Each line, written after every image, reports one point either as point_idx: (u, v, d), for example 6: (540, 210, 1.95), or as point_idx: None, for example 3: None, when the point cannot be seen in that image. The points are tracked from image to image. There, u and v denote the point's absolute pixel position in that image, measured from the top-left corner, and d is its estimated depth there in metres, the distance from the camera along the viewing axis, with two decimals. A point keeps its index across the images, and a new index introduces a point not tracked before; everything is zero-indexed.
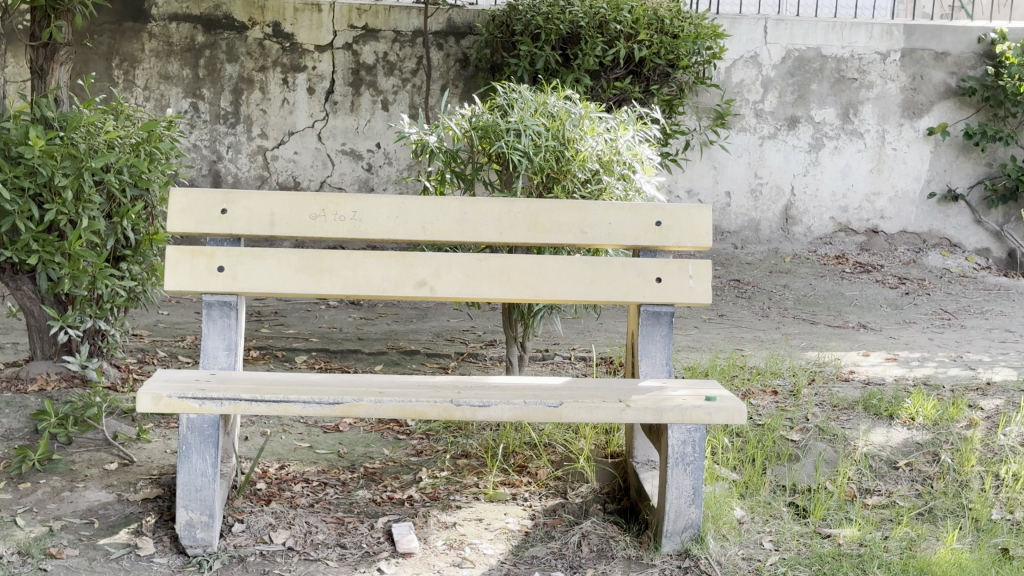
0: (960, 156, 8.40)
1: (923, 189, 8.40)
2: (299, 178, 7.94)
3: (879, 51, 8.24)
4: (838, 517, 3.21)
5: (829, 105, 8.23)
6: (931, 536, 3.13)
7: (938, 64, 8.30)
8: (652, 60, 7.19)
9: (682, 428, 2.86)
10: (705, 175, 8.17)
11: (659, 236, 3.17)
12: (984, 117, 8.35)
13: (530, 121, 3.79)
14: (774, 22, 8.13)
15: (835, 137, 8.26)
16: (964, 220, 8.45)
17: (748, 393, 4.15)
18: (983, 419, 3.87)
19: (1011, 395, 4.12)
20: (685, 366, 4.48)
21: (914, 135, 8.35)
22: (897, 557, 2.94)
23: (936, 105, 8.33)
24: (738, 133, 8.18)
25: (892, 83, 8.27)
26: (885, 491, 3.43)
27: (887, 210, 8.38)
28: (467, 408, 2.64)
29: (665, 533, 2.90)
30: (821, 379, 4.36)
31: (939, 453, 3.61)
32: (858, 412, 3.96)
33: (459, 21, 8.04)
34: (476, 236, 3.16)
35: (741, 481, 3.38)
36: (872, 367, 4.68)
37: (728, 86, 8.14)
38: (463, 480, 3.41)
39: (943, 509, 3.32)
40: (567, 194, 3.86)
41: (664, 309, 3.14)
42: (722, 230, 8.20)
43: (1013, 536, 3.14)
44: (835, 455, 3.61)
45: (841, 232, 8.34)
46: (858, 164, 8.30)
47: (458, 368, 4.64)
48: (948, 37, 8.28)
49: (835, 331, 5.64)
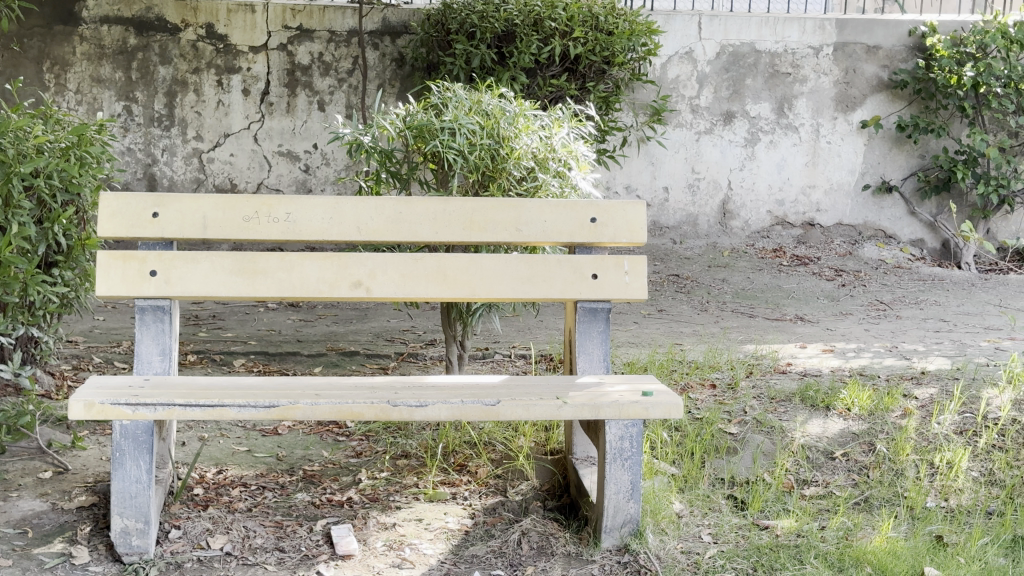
0: (893, 148, 8.47)
1: (858, 181, 8.46)
2: (236, 180, 7.89)
3: (812, 45, 8.28)
4: (776, 509, 3.26)
5: (764, 100, 8.26)
6: (867, 526, 3.19)
7: (870, 58, 8.36)
8: (587, 57, 7.15)
9: (619, 424, 2.90)
10: (642, 170, 8.18)
11: (594, 233, 3.23)
12: (916, 109, 8.41)
13: (465, 119, 3.77)
14: (708, 18, 8.15)
15: (771, 131, 8.29)
16: (898, 212, 8.53)
17: (687, 387, 4.15)
18: (917, 408, 3.90)
19: (946, 383, 4.15)
20: (624, 360, 4.48)
21: (849, 128, 8.40)
22: (833, 547, 3.01)
23: (869, 98, 8.39)
24: (674, 129, 8.19)
25: (825, 77, 8.31)
26: (821, 481, 3.48)
27: (823, 203, 8.43)
28: (404, 408, 2.65)
29: (604, 529, 2.93)
30: (759, 371, 4.37)
31: (875, 443, 3.65)
32: (795, 403, 3.98)
33: (395, 20, 7.98)
34: (412, 237, 3.18)
35: (681, 475, 3.42)
36: (809, 359, 4.68)
37: (663, 82, 8.15)
38: (403, 481, 3.40)
39: (879, 498, 3.37)
40: (503, 192, 3.85)
41: (601, 305, 3.20)
42: (660, 225, 8.24)
43: (947, 523, 3.19)
44: (772, 447, 3.65)
45: (778, 225, 8.38)
46: (794, 158, 8.34)
47: (398, 368, 4.61)
48: (879, 31, 8.34)
49: (772, 324, 5.67)
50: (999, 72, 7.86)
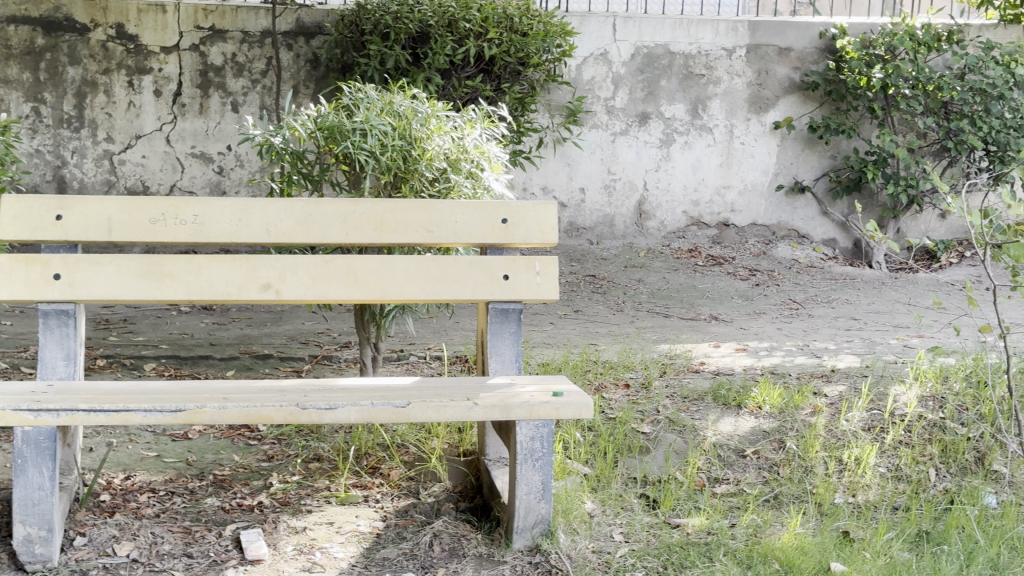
0: (806, 149, 8.56)
1: (771, 181, 8.55)
2: (148, 182, 7.79)
3: (725, 47, 8.34)
4: (687, 507, 3.29)
5: (679, 101, 8.30)
6: (776, 522, 3.23)
7: (782, 60, 8.45)
8: (502, 59, 7.14)
9: (530, 424, 2.91)
10: (559, 171, 8.18)
11: (507, 234, 3.22)
12: (826, 111, 8.50)
13: (377, 120, 3.75)
14: (622, 20, 8.17)
15: (685, 132, 8.35)
16: (811, 212, 8.63)
17: (601, 387, 4.16)
18: (826, 405, 3.95)
19: (855, 381, 4.21)
20: (539, 361, 4.49)
21: (762, 129, 8.47)
22: (743, 543, 3.04)
23: (782, 99, 8.47)
24: (590, 130, 8.19)
25: (739, 78, 8.37)
26: (733, 479, 3.51)
27: (737, 203, 8.51)
28: (314, 411, 2.63)
29: (516, 530, 2.94)
30: (672, 371, 4.39)
31: (785, 440, 3.69)
32: (708, 402, 4.01)
33: (308, 21, 7.95)
34: (322, 238, 3.15)
35: (593, 474, 3.43)
36: (723, 358, 4.72)
37: (579, 84, 8.15)
38: (314, 484, 3.38)
39: (789, 494, 3.42)
40: (415, 194, 3.85)
41: (512, 306, 3.20)
42: (577, 226, 8.25)
43: (854, 519, 3.25)
44: (684, 446, 3.67)
45: (693, 225, 8.45)
46: (708, 159, 8.40)
47: (312, 371, 4.58)
48: (790, 33, 8.43)
49: (687, 323, 5.71)
50: (906, 73, 7.95)
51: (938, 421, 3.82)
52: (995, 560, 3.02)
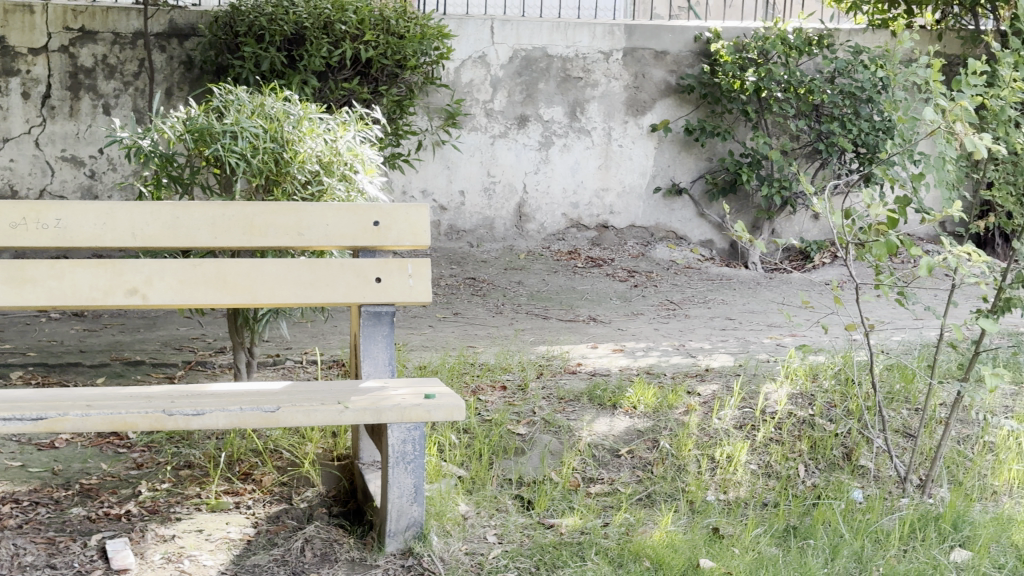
0: (682, 152, 8.65)
1: (649, 184, 8.63)
2: (16, 186, 7.60)
3: (602, 50, 8.37)
4: (561, 507, 3.31)
5: (557, 104, 8.32)
6: (648, 520, 3.27)
7: (658, 63, 8.50)
8: (379, 61, 7.07)
9: (402, 428, 2.89)
10: (438, 174, 8.13)
11: (378, 236, 3.21)
12: (702, 114, 8.58)
13: (247, 123, 3.71)
14: (500, 22, 8.12)
15: (564, 135, 8.38)
16: (688, 214, 8.74)
17: (478, 389, 4.15)
18: (700, 404, 4.00)
19: (728, 379, 4.27)
20: (416, 363, 4.47)
21: (639, 132, 8.55)
22: (614, 542, 3.07)
23: (658, 102, 8.54)
24: (469, 133, 8.17)
25: (616, 81, 8.43)
26: (607, 478, 3.54)
27: (615, 205, 8.58)
28: (180, 417, 2.58)
29: (388, 533, 2.92)
30: (548, 372, 4.41)
31: (658, 439, 3.73)
32: (583, 402, 4.03)
33: (182, 22, 7.84)
34: (190, 242, 3.11)
35: (468, 476, 3.43)
36: (599, 359, 4.75)
37: (457, 87, 8.10)
38: (184, 492, 3.32)
39: (661, 493, 3.46)
40: (287, 197, 3.82)
41: (385, 309, 3.19)
42: (457, 229, 8.23)
43: (724, 516, 3.30)
44: (559, 447, 3.69)
45: (573, 227, 8.50)
46: (587, 161, 8.45)
47: (185, 377, 4.51)
48: (666, 36, 8.48)
49: (565, 325, 5.74)
50: (778, 77, 8.03)
51: (807, 418, 3.91)
52: (860, 553, 3.09)
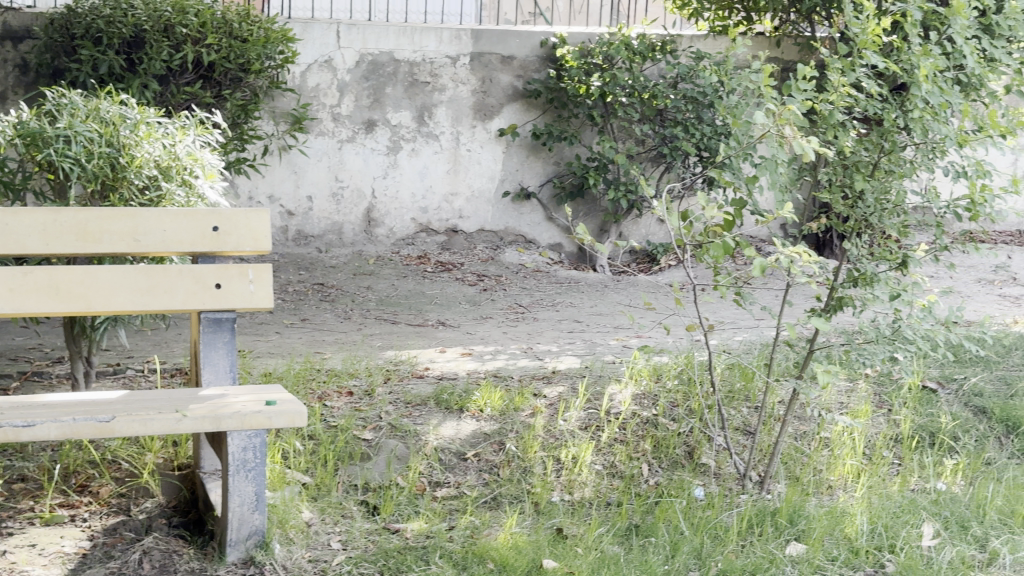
0: (530, 156, 8.53)
1: (498, 188, 8.49)
2: None
3: (449, 55, 8.21)
4: (407, 511, 3.30)
5: (404, 109, 8.13)
6: (494, 523, 3.29)
7: (505, 68, 8.37)
8: (222, 65, 6.92)
9: (242, 434, 2.87)
10: (285, 179, 7.88)
11: (218, 242, 3.17)
12: (549, 118, 8.47)
13: (81, 127, 3.64)
14: (346, 26, 7.92)
15: (412, 139, 8.19)
16: (537, 217, 8.61)
17: (324, 395, 4.11)
18: (545, 406, 4.04)
19: (573, 382, 4.31)
20: (261, 370, 4.41)
21: (487, 137, 8.40)
22: (459, 545, 3.07)
23: (505, 106, 8.41)
24: (316, 137, 7.93)
25: (463, 86, 8.28)
26: (453, 482, 3.55)
27: (465, 209, 8.42)
28: (10, 429, 2.49)
29: (229, 542, 2.87)
30: (395, 377, 4.38)
31: (505, 442, 3.75)
32: (430, 406, 4.02)
33: (16, 24, 7.45)
34: (20, 249, 2.98)
35: (313, 483, 3.39)
36: (446, 363, 4.75)
37: (303, 91, 7.86)
38: (17, 506, 3.22)
39: (508, 495, 3.49)
40: (123, 203, 3.72)
41: (225, 316, 3.15)
42: (305, 234, 8.00)
43: (568, 516, 3.37)
44: (406, 452, 3.67)
45: (422, 232, 8.32)
46: (435, 166, 8.28)
47: (20, 390, 4.37)
48: (512, 41, 8.34)
49: (413, 329, 5.73)
50: (623, 82, 8.03)
51: (650, 418, 4.00)
52: (699, 549, 3.20)
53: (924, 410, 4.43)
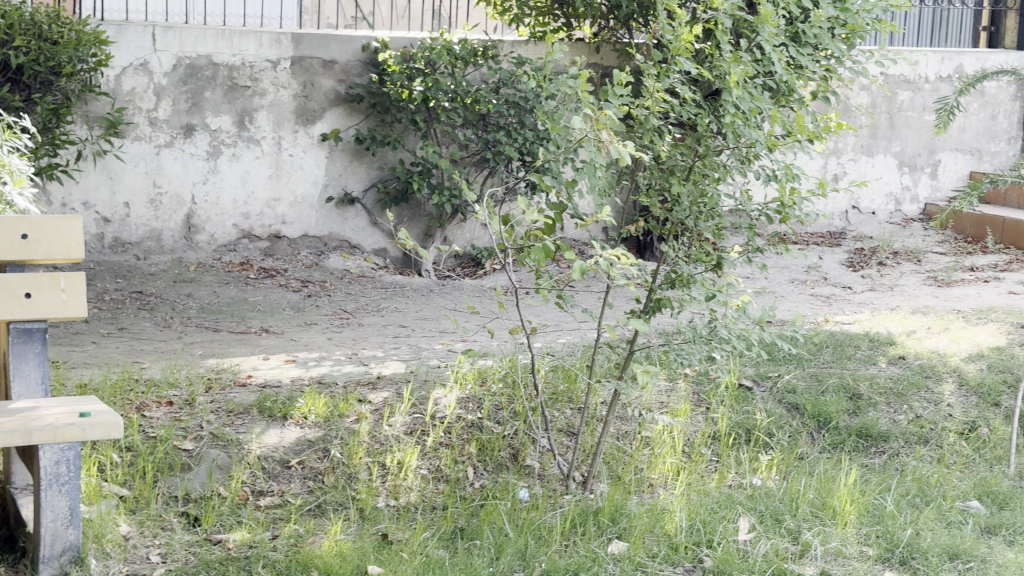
0: (354, 161, 8.17)
1: (321, 193, 8.13)
2: None
3: (268, 59, 7.87)
4: (230, 522, 3.26)
5: (224, 113, 7.76)
6: (317, 530, 3.28)
7: (327, 72, 8.01)
8: (31, 68, 6.68)
9: (54, 448, 2.78)
10: (100, 185, 7.47)
11: (26, 249, 3.06)
12: (372, 124, 8.13)
13: None
14: (161, 29, 7.53)
15: (232, 144, 7.82)
16: (361, 222, 8.26)
17: (142, 406, 4.00)
18: (370, 412, 4.03)
19: (398, 387, 4.30)
20: (76, 381, 4.27)
21: (309, 141, 8.04)
22: (283, 554, 3.04)
23: (328, 111, 8.04)
24: (132, 142, 7.52)
25: (283, 91, 7.92)
26: (276, 491, 3.52)
27: (287, 215, 8.06)
28: None
29: (42, 559, 2.78)
30: (217, 386, 4.30)
31: (329, 449, 3.75)
32: (253, 415, 3.96)
33: None
34: None
35: (131, 496, 3.32)
36: (269, 370, 4.69)
37: (118, 95, 7.44)
38: None
39: (332, 502, 3.49)
40: None
41: (37, 326, 3.06)
42: (122, 242, 7.59)
43: (393, 521, 3.39)
44: (227, 461, 3.61)
45: (244, 238, 7.96)
46: (257, 171, 7.91)
47: None
48: (334, 46, 8.00)
49: (235, 337, 5.64)
50: (445, 87, 7.76)
51: (475, 421, 4.06)
52: (523, 551, 3.26)
53: (740, 408, 4.55)
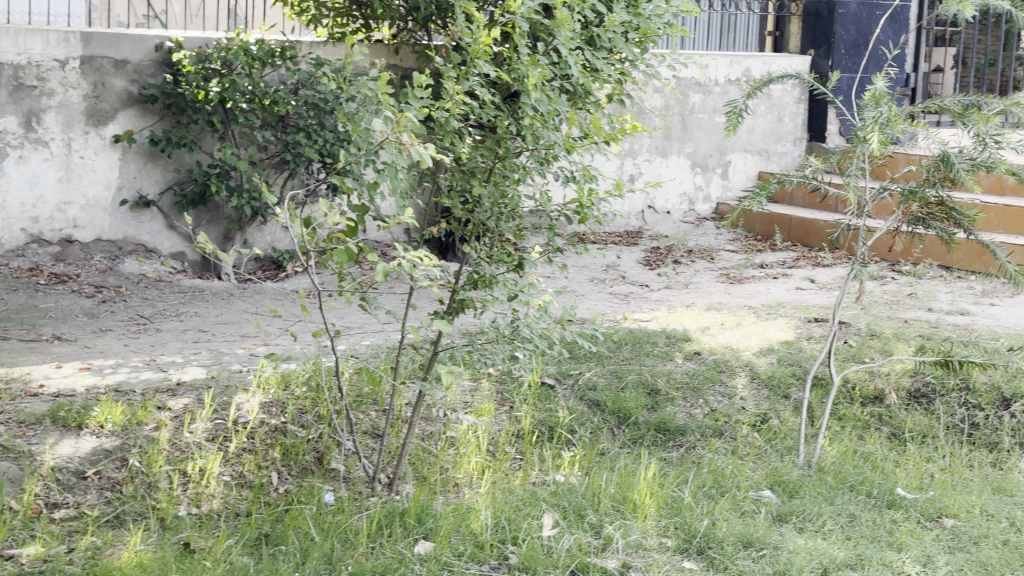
0: (149, 163, 7.35)
1: (114, 196, 7.29)
2: None
3: (56, 58, 7.01)
4: (22, 536, 3.25)
5: (8, 113, 6.89)
6: (116, 541, 3.34)
7: (119, 72, 7.19)
8: None
9: None
10: None
11: None
12: (168, 125, 7.31)
13: None
14: None
15: (18, 146, 6.95)
16: (157, 225, 7.45)
17: None
18: (169, 419, 3.96)
19: (199, 393, 4.22)
20: None
21: (101, 143, 7.20)
22: (80, 568, 3.13)
23: (120, 111, 7.22)
24: None
25: (72, 91, 7.08)
26: (72, 502, 3.50)
27: (79, 219, 7.20)
28: None
29: None
30: (7, 397, 4.13)
31: (128, 457, 3.71)
32: (46, 426, 3.82)
33: None
34: None
35: None
36: (63, 379, 4.53)
37: None
38: None
39: (131, 512, 3.51)
40: None
41: None
42: None
43: (195, 530, 3.47)
44: (19, 473, 3.53)
45: (33, 243, 7.08)
46: (46, 174, 7.06)
47: None
48: (125, 45, 7.16)
49: (25, 345, 5.43)
50: (244, 88, 7.03)
51: (278, 425, 4.06)
52: (329, 554, 3.31)
53: (543, 406, 4.61)
